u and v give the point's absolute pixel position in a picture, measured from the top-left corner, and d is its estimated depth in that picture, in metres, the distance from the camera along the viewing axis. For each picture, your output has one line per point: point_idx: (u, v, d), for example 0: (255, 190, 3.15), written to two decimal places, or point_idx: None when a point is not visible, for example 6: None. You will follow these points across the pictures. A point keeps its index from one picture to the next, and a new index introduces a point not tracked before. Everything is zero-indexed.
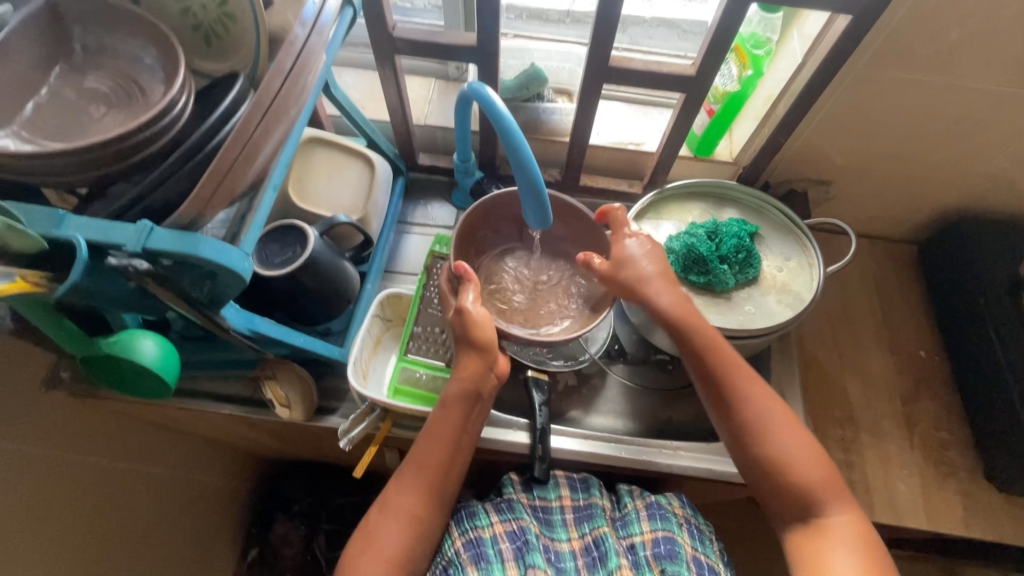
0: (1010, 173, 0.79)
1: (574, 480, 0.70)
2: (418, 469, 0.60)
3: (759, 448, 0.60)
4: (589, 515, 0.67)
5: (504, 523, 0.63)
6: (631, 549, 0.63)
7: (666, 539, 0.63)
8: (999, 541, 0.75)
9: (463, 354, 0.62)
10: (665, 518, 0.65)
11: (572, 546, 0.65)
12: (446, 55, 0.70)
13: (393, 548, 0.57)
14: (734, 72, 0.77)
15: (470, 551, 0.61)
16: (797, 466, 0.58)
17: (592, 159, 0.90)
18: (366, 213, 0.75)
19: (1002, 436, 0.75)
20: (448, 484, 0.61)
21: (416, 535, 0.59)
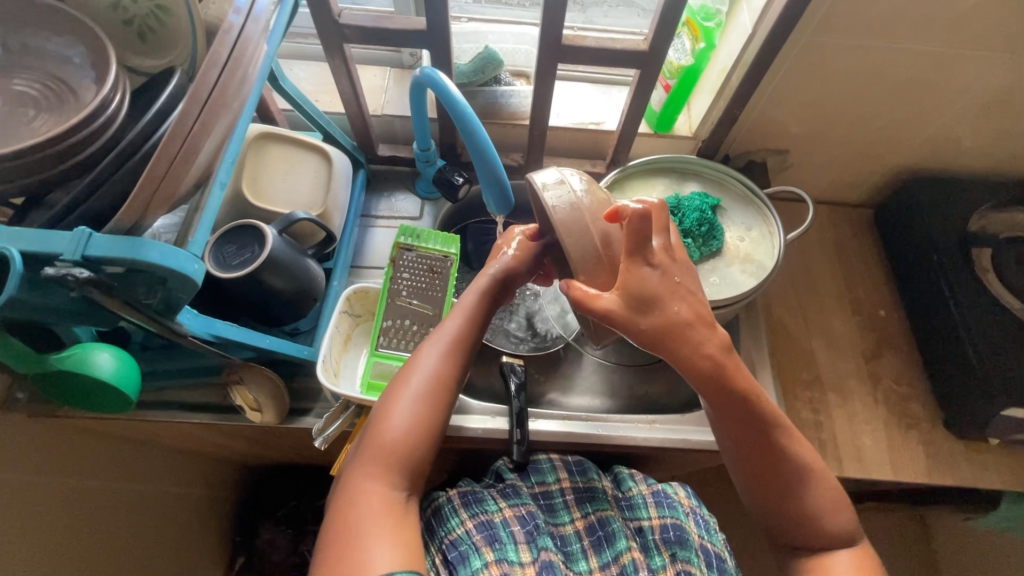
0: (954, 131, 0.82)
1: (569, 463, 0.70)
2: (446, 334, 0.59)
3: (794, 502, 0.55)
4: (591, 497, 0.67)
5: (513, 508, 0.63)
6: (639, 533, 0.64)
7: (675, 525, 0.63)
8: (958, 484, 0.78)
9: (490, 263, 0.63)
10: (672, 506, 0.65)
11: (576, 527, 0.65)
12: (395, 41, 0.68)
13: (420, 412, 0.55)
14: (687, 46, 0.78)
15: (483, 532, 0.59)
16: (816, 517, 0.54)
17: (555, 141, 0.89)
18: (326, 208, 0.73)
19: (955, 384, 0.79)
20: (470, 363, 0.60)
21: (443, 401, 0.56)
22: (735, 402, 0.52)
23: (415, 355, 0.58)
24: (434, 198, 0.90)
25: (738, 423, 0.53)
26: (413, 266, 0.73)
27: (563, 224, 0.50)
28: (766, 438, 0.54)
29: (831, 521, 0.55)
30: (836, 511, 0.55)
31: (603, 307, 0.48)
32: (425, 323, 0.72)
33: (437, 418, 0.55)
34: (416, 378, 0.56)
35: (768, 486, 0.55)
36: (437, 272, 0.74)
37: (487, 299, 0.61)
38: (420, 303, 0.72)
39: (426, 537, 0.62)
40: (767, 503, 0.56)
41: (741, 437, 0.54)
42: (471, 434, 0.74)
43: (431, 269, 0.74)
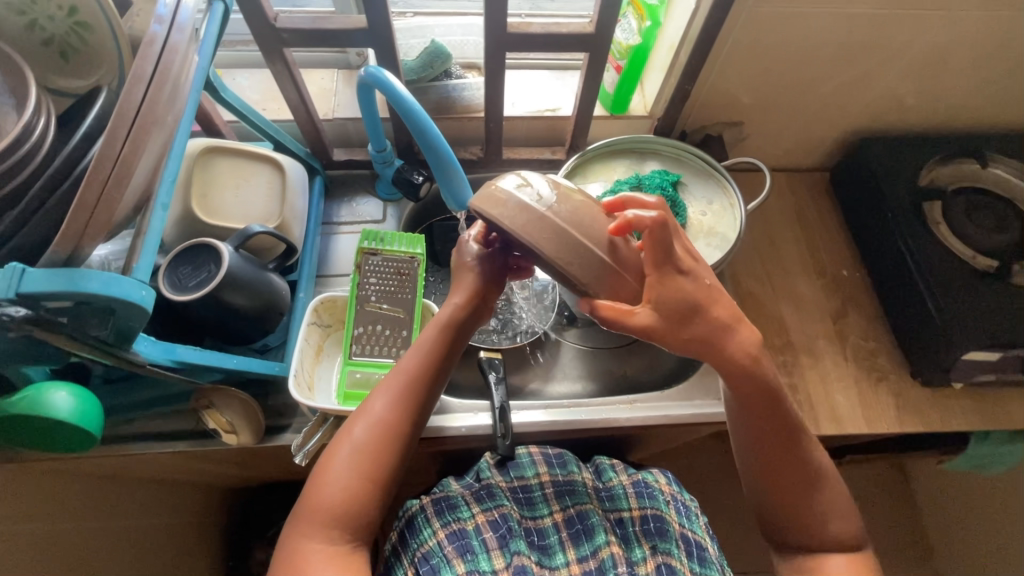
0: (897, 90, 0.84)
1: (550, 456, 0.71)
2: (399, 377, 0.57)
3: (804, 500, 0.56)
4: (570, 491, 0.67)
5: (485, 513, 0.63)
6: (619, 524, 0.65)
7: (655, 516, 0.65)
8: (927, 429, 0.81)
9: (456, 287, 0.61)
10: (652, 496, 0.67)
11: (554, 520, 0.65)
12: (338, 41, 0.66)
13: (364, 462, 0.54)
14: (634, 26, 0.78)
15: (455, 542, 0.60)
16: (823, 517, 0.56)
17: (512, 132, 0.89)
18: (284, 219, 0.71)
19: (916, 334, 0.81)
20: (427, 404, 0.58)
21: (388, 451, 0.55)
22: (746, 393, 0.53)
23: (369, 398, 0.57)
24: (396, 198, 0.89)
25: (762, 421, 0.55)
26: (379, 270, 0.72)
27: (559, 250, 0.46)
28: (785, 437, 0.55)
29: (834, 530, 0.56)
30: (838, 519, 0.56)
31: (638, 323, 0.48)
32: (398, 326, 0.71)
33: (383, 467, 0.54)
34: (362, 425, 0.55)
35: (779, 484, 0.56)
36: (405, 274, 0.73)
37: (441, 335, 0.59)
38: (390, 307, 0.71)
39: (400, 548, 0.63)
40: (776, 502, 0.57)
41: (760, 437, 0.56)
42: (454, 433, 0.73)
43: (398, 271, 0.72)
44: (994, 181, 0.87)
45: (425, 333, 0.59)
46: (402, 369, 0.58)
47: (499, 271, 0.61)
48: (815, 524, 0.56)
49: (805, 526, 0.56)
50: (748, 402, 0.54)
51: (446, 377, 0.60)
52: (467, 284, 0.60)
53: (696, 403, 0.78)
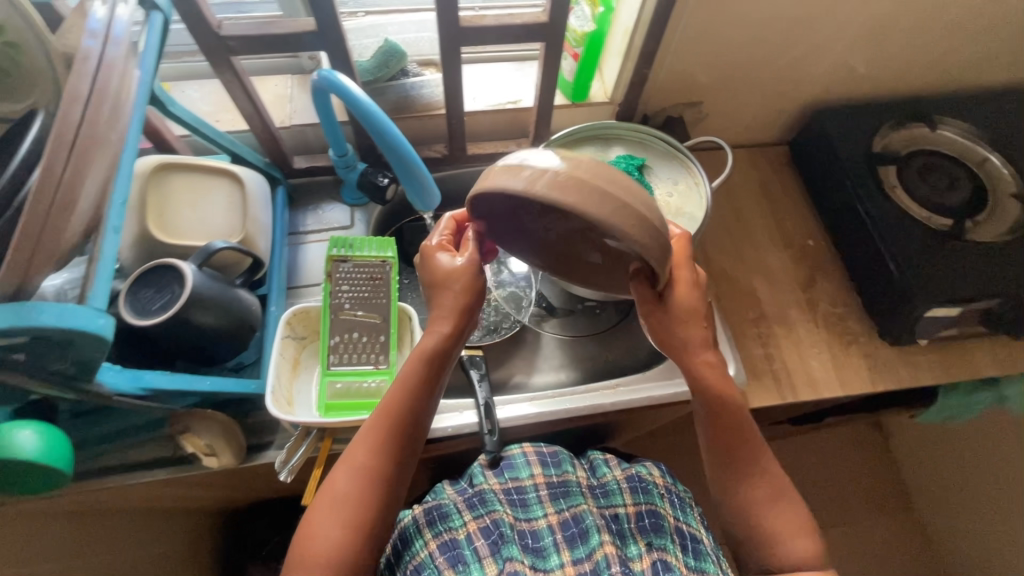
0: (846, 59, 0.86)
1: (544, 455, 0.71)
2: (377, 420, 0.55)
3: (761, 512, 0.57)
4: (565, 492, 0.68)
5: (477, 520, 0.64)
6: (615, 519, 0.66)
7: (650, 512, 0.66)
8: (898, 386, 0.84)
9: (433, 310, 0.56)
10: (647, 491, 0.68)
11: (549, 522, 0.65)
12: (287, 46, 0.64)
13: (349, 512, 0.53)
14: (587, 13, 0.78)
15: (447, 553, 0.60)
16: (779, 537, 0.56)
17: (475, 127, 0.88)
18: (247, 233, 0.69)
19: (880, 296, 0.84)
20: (410, 444, 0.56)
21: (373, 497, 0.53)
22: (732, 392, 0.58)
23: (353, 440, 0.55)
24: (363, 203, 0.87)
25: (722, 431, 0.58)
26: (352, 277, 0.71)
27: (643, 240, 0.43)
28: (742, 447, 0.58)
29: (790, 551, 0.55)
30: (793, 536, 0.56)
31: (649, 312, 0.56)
32: (375, 332, 0.70)
33: (368, 516, 0.53)
34: (343, 474, 0.54)
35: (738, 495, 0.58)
36: (378, 279, 0.72)
37: (419, 367, 0.55)
38: (365, 313, 0.71)
39: (393, 561, 0.64)
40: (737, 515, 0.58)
41: (722, 446, 0.59)
42: (441, 434, 0.73)
43: (372, 277, 0.71)
44: (946, 143, 0.90)
45: (404, 366, 0.56)
46: (381, 411, 0.55)
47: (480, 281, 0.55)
48: (771, 544, 0.56)
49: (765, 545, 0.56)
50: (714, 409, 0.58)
51: (430, 413, 0.57)
52: (450, 305, 0.54)
53: (677, 381, 0.79)
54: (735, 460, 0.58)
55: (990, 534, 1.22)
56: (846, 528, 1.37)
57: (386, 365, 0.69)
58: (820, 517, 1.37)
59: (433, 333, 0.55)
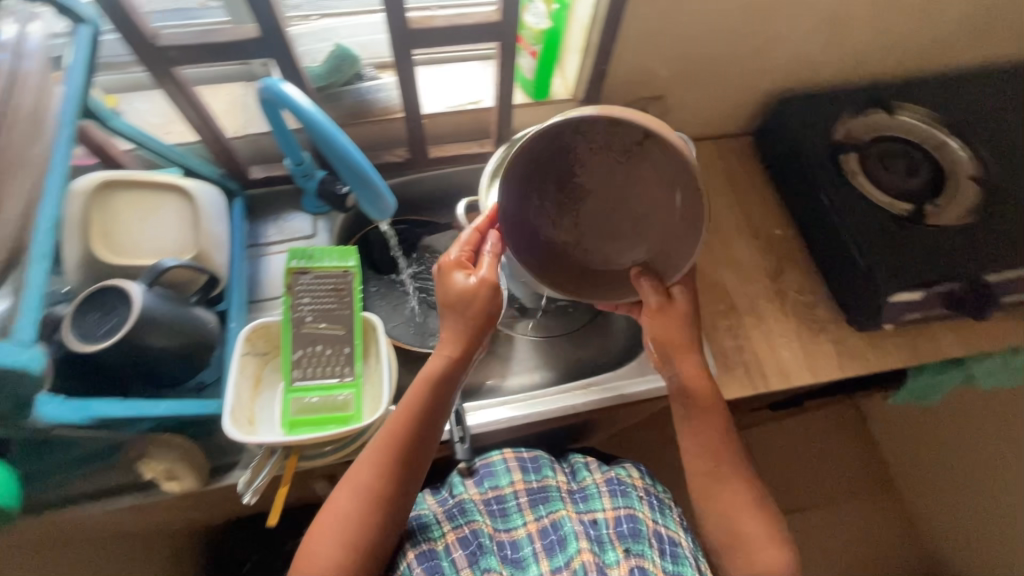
0: (804, 48, 0.86)
1: (525, 461, 0.71)
2: (383, 437, 0.60)
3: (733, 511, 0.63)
4: (545, 498, 0.68)
5: (456, 530, 0.64)
6: (593, 524, 0.66)
7: (628, 517, 0.66)
8: (867, 371, 0.85)
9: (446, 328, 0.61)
10: (625, 494, 0.69)
11: (528, 530, 0.65)
12: (231, 54, 0.62)
13: (351, 523, 0.57)
14: (541, 9, 0.76)
15: (425, 564, 0.62)
16: (747, 537, 0.61)
17: (436, 128, 0.87)
18: (201, 248, 0.67)
19: (844, 283, 0.85)
20: (413, 462, 0.60)
21: (374, 511, 0.58)
22: (698, 393, 0.65)
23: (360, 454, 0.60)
24: (325, 211, 0.85)
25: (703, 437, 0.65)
26: (312, 289, 0.69)
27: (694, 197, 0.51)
28: (723, 453, 0.65)
29: (760, 557, 0.60)
30: (761, 537, 0.61)
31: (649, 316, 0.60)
32: (339, 344, 0.69)
33: (367, 529, 0.57)
34: (348, 487, 0.59)
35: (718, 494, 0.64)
36: (341, 290, 0.70)
37: (427, 392, 0.60)
38: (328, 325, 0.69)
39: None
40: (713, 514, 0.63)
41: (709, 450, 0.65)
42: None
43: (335, 289, 0.69)
44: (903, 128, 0.91)
45: (413, 391, 0.61)
46: (388, 428, 0.60)
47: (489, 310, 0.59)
48: (739, 542, 0.61)
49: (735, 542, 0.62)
50: (696, 409, 0.65)
51: (433, 432, 0.62)
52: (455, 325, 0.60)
53: (648, 377, 0.79)
54: (716, 464, 0.64)
55: (965, 508, 1.25)
56: (828, 511, 1.39)
57: (352, 377, 0.68)
58: (802, 501, 1.39)
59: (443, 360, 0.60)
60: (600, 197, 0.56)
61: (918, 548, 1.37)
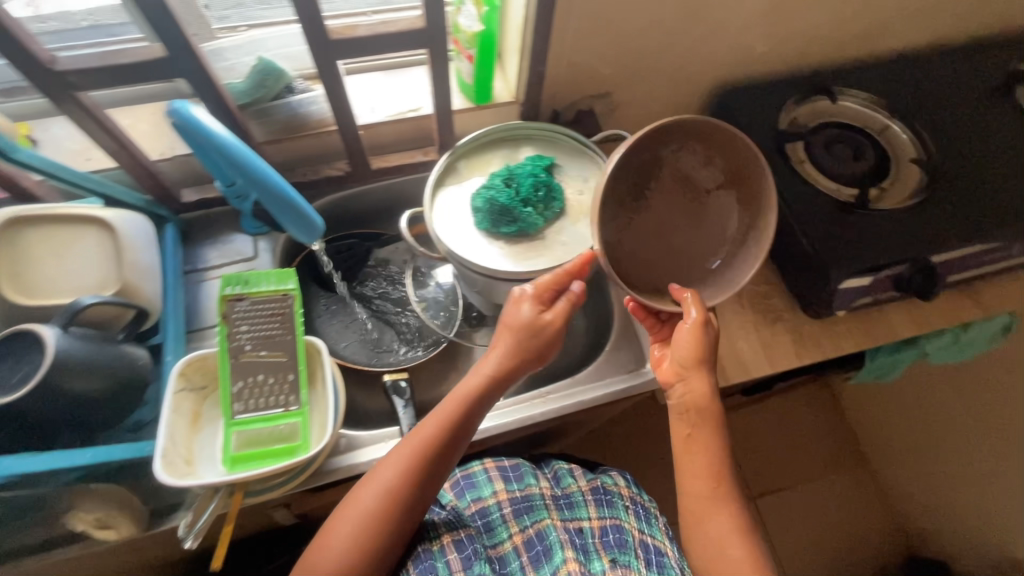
0: (744, 39, 0.86)
1: (507, 470, 0.72)
2: (410, 445, 0.61)
3: (719, 542, 0.61)
4: (528, 508, 0.69)
5: (451, 534, 0.66)
6: (580, 533, 0.68)
7: (614, 527, 0.69)
8: (823, 358, 0.86)
9: (503, 340, 0.64)
10: (611, 504, 0.71)
11: (514, 543, 0.66)
12: (139, 75, 0.58)
13: (365, 529, 0.57)
14: (473, 12, 0.74)
15: (419, 566, 0.63)
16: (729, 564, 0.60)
17: (377, 138, 0.84)
18: (125, 281, 0.64)
19: (795, 273, 0.85)
20: (436, 473, 0.61)
21: (390, 519, 0.58)
22: (708, 411, 0.64)
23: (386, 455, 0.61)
24: (266, 231, 0.82)
25: (704, 469, 0.63)
26: (251, 315, 0.65)
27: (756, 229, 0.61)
28: (721, 479, 0.63)
29: None
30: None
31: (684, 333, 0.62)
32: (281, 372, 0.66)
33: (380, 533, 0.58)
34: (368, 491, 0.59)
35: (704, 524, 0.62)
36: (280, 316, 0.66)
37: (463, 406, 0.63)
38: (269, 352, 0.66)
39: None
40: (698, 538, 0.63)
41: (702, 477, 0.63)
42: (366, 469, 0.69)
43: (273, 314, 0.65)
44: (848, 115, 0.92)
45: (452, 401, 0.63)
46: (417, 436, 0.61)
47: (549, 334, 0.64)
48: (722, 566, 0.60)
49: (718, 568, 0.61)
50: (698, 424, 0.64)
51: (461, 446, 0.63)
52: (506, 343, 0.64)
53: (607, 382, 0.78)
54: (710, 496, 0.63)
55: (931, 479, 1.28)
56: (804, 490, 1.41)
57: (297, 406, 0.66)
58: (778, 482, 1.41)
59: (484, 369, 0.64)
60: (655, 213, 0.64)
61: (890, 520, 1.40)
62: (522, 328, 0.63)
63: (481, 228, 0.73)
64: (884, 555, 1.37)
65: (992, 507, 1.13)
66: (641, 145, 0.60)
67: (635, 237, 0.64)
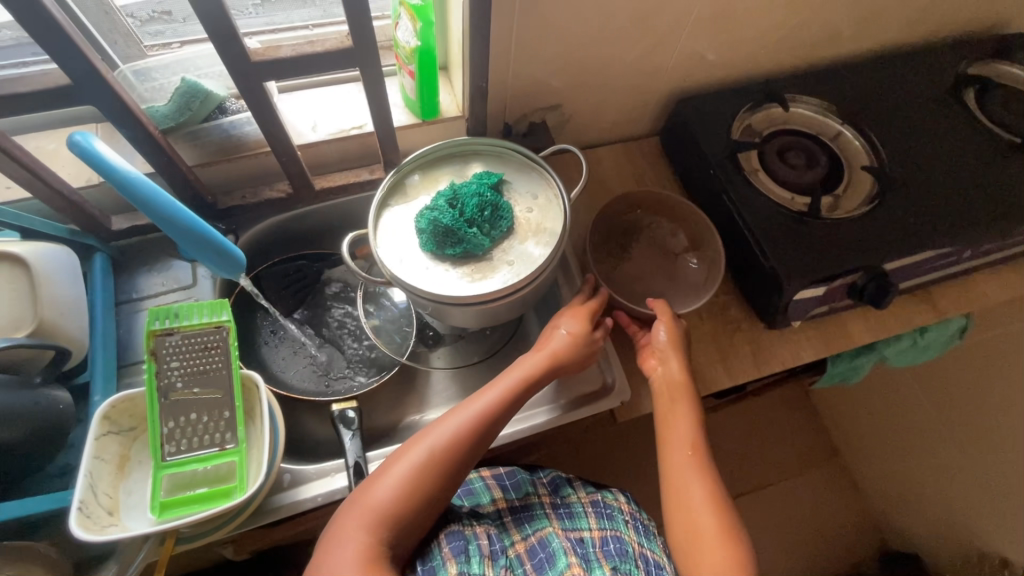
0: (693, 48, 0.85)
1: (503, 479, 0.73)
2: (477, 401, 0.62)
3: (694, 503, 0.61)
4: (530, 517, 0.68)
5: (481, 525, 0.65)
6: (581, 543, 0.64)
7: (615, 538, 0.65)
8: (781, 368, 0.85)
9: (555, 331, 0.68)
10: (611, 517, 0.68)
11: (517, 550, 0.64)
12: (46, 105, 0.55)
13: (426, 473, 0.57)
14: (410, 28, 0.71)
15: (453, 544, 0.61)
16: (701, 528, 0.60)
17: (321, 156, 0.81)
18: (42, 320, 0.60)
19: (753, 285, 0.84)
20: (493, 435, 0.62)
21: (449, 467, 0.58)
22: (682, 388, 0.69)
23: (432, 422, 0.61)
24: None
25: (686, 428, 0.66)
26: (182, 350, 0.62)
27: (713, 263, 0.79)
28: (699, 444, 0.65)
29: (708, 559, 0.58)
30: (717, 542, 0.59)
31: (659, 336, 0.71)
32: (216, 409, 0.63)
33: (439, 479, 0.58)
34: (434, 436, 0.59)
35: (679, 485, 0.63)
36: (213, 349, 0.62)
37: (528, 373, 0.65)
38: (202, 389, 0.62)
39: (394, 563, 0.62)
40: (675, 503, 0.63)
41: (679, 436, 0.66)
42: (311, 505, 0.67)
43: (204, 349, 0.62)
44: (801, 121, 0.92)
45: (515, 370, 0.65)
46: (483, 395, 0.63)
47: (593, 340, 0.68)
48: (696, 534, 0.60)
49: (696, 536, 0.60)
50: (687, 393, 0.69)
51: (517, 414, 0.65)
52: (561, 343, 0.66)
53: (560, 404, 0.77)
54: (690, 459, 0.64)
55: (901, 475, 1.29)
56: (781, 489, 1.41)
57: (233, 444, 0.63)
58: (755, 482, 1.41)
59: (533, 356, 0.66)
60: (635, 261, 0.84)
61: (864, 517, 1.41)
62: (561, 335, 0.67)
63: (425, 250, 0.71)
64: (858, 552, 1.37)
65: (953, 494, 1.16)
66: (620, 212, 0.85)
67: (620, 275, 0.83)
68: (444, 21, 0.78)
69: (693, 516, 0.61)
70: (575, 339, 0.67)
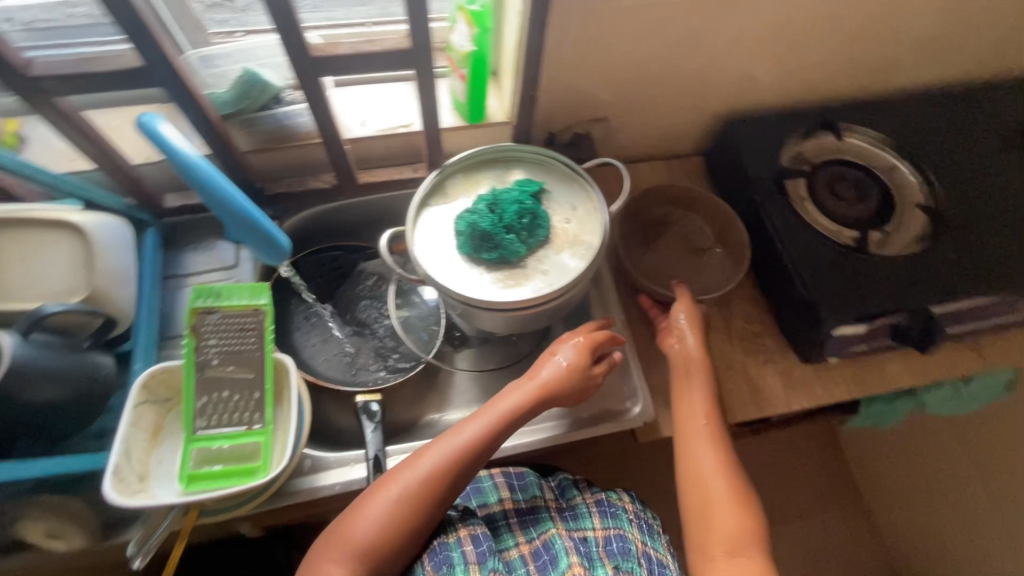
0: (747, 70, 0.83)
1: (512, 478, 0.70)
2: (459, 436, 0.62)
3: (705, 468, 0.64)
4: (534, 520, 0.67)
5: (468, 527, 0.63)
6: (584, 542, 0.65)
7: (618, 537, 0.65)
8: (812, 403, 0.83)
9: (547, 364, 0.68)
10: (616, 515, 0.68)
11: (521, 552, 0.64)
12: (118, 84, 0.58)
13: (404, 506, 0.58)
14: (465, 32, 0.73)
15: (434, 559, 0.61)
16: (711, 491, 0.63)
17: (366, 152, 0.83)
18: (94, 288, 0.64)
19: (789, 316, 0.82)
20: (475, 465, 0.62)
21: (428, 499, 0.59)
22: (696, 362, 0.71)
23: (416, 453, 0.62)
24: None
25: (703, 399, 0.68)
26: (221, 329, 0.63)
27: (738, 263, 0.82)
28: (714, 416, 0.67)
29: (719, 523, 0.61)
30: (726, 508, 0.61)
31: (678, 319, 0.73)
32: (247, 389, 0.65)
33: (417, 513, 0.58)
34: (412, 471, 0.60)
35: (693, 450, 0.66)
36: (250, 330, 0.64)
37: (513, 407, 0.64)
38: (236, 367, 0.64)
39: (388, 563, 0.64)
40: (688, 467, 0.65)
41: (695, 406, 0.68)
42: (329, 492, 0.68)
43: (241, 329, 0.64)
44: (855, 152, 0.89)
45: (501, 403, 0.65)
46: (465, 428, 0.63)
47: (589, 374, 0.68)
48: (706, 500, 0.62)
49: (706, 502, 0.62)
50: (705, 368, 0.70)
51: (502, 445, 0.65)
52: (552, 373, 0.67)
53: (581, 416, 0.76)
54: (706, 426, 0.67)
55: (927, 525, 1.23)
56: (797, 526, 1.36)
57: (260, 425, 0.65)
58: (770, 517, 1.37)
59: (523, 387, 0.66)
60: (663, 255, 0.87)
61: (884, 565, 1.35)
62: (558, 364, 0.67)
63: (461, 252, 0.71)
64: None
65: (984, 549, 1.10)
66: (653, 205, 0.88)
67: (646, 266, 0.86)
68: (498, 27, 0.79)
69: (704, 478, 0.63)
70: (574, 368, 0.67)
